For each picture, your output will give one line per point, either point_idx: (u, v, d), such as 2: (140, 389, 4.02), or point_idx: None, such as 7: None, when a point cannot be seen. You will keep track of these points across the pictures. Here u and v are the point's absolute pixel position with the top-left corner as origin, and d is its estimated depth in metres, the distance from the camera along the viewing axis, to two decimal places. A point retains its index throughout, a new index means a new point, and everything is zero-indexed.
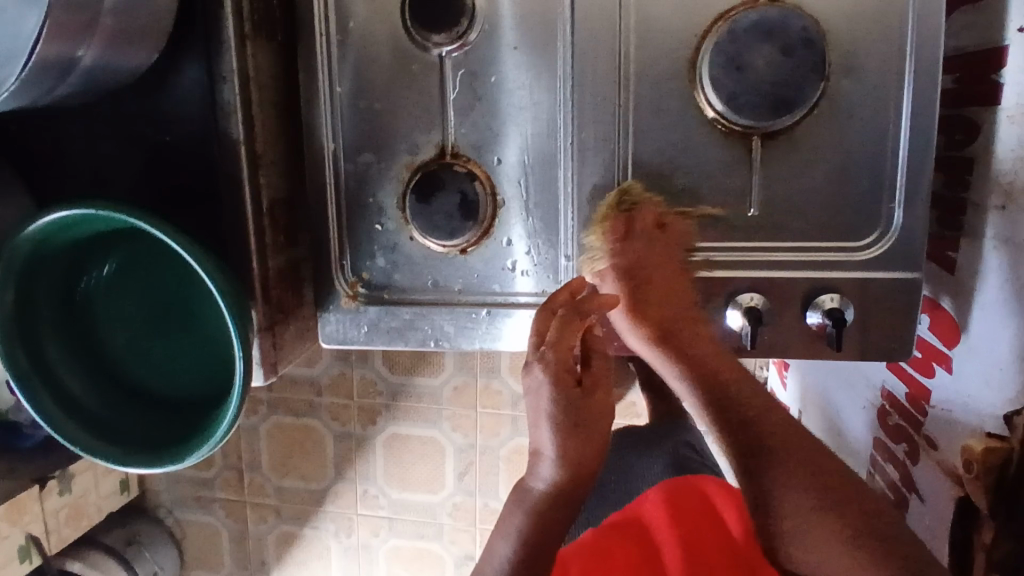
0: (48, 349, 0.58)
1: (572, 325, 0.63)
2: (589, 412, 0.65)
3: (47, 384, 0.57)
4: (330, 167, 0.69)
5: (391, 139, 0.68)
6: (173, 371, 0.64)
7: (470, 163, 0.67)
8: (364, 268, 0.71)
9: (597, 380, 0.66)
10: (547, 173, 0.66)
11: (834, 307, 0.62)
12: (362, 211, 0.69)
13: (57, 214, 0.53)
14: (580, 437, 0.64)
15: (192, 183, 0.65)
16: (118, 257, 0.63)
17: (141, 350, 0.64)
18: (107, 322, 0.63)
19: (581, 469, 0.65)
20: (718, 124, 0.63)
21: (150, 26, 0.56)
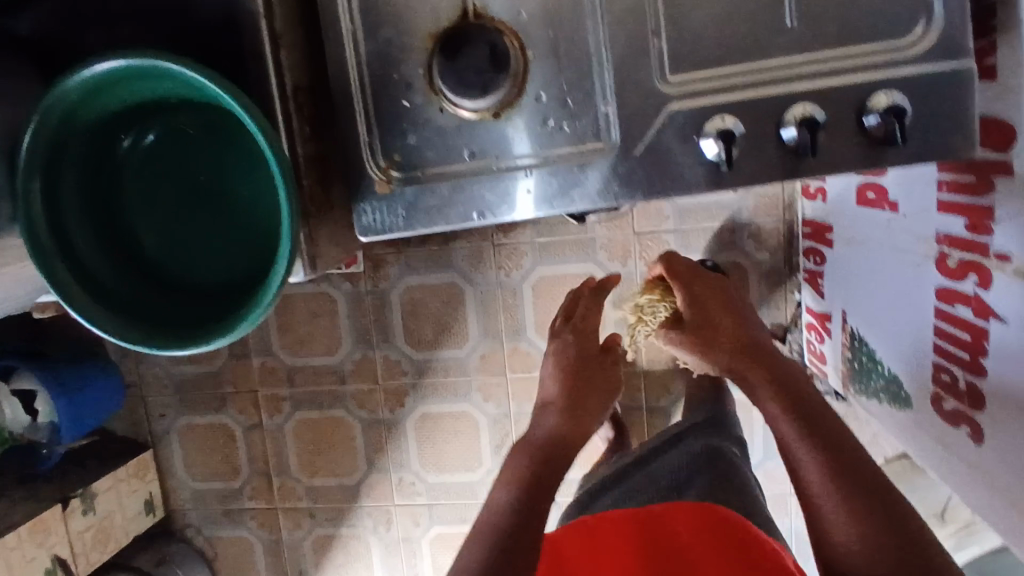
0: (71, 216, 0.57)
1: None
2: (599, 374, 1.00)
3: (64, 252, 0.56)
4: (350, 48, 0.67)
5: (409, 9, 0.66)
6: (198, 252, 0.65)
7: (494, 21, 0.65)
8: (395, 150, 0.68)
9: (610, 367, 1.02)
10: (573, 19, 0.64)
11: (889, 104, 0.60)
12: (387, 89, 0.67)
13: (100, 66, 0.52)
14: (570, 406, 0.94)
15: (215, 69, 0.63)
16: (157, 127, 0.64)
17: (176, 236, 0.64)
18: (136, 197, 0.64)
19: (576, 425, 0.92)
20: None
21: None
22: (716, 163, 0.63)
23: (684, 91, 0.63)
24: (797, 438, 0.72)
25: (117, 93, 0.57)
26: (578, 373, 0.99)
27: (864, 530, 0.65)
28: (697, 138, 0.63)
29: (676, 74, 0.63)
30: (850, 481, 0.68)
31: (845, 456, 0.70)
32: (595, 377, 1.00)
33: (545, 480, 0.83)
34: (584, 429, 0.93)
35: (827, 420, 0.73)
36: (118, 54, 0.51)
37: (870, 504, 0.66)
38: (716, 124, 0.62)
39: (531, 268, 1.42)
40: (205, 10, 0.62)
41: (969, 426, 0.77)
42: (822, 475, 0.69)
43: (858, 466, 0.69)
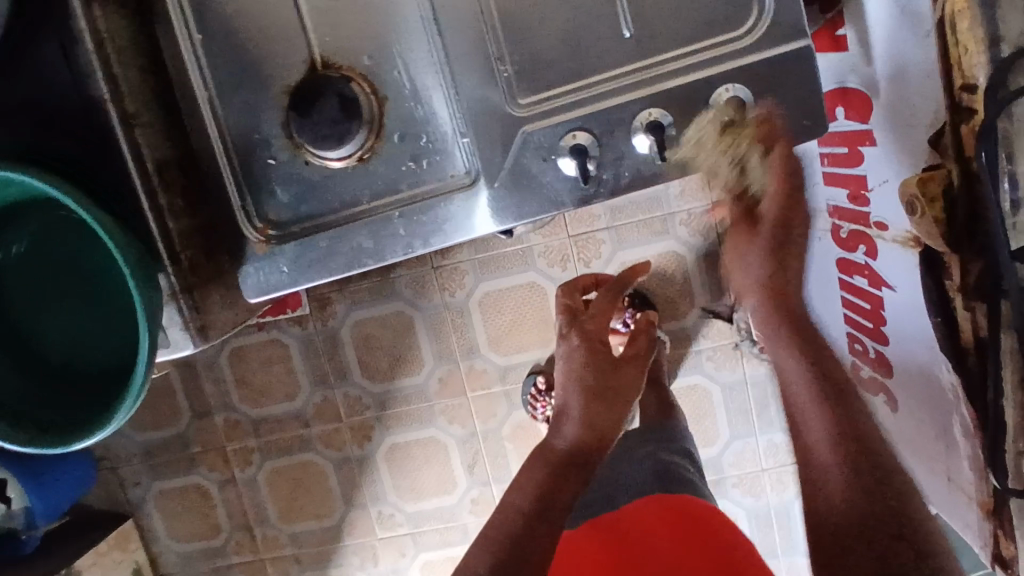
0: None
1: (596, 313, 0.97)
2: (618, 382, 0.93)
3: None
4: (208, 116, 0.67)
5: (260, 69, 0.67)
6: (93, 345, 0.64)
7: (343, 70, 0.66)
8: (269, 210, 0.68)
9: (620, 372, 0.94)
10: (420, 59, 0.65)
11: (730, 98, 0.61)
12: (251, 150, 0.68)
13: None
14: (598, 398, 0.91)
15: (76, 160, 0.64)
16: (29, 227, 0.63)
17: (64, 334, 0.64)
18: (18, 304, 0.63)
19: (597, 433, 0.90)
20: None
21: None
22: (576, 178, 0.64)
23: (534, 112, 0.64)
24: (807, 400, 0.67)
25: None
26: (599, 381, 0.92)
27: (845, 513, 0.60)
28: (554, 158, 0.64)
29: (526, 99, 0.64)
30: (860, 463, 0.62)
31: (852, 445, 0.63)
32: (608, 384, 0.92)
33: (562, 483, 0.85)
34: (604, 434, 0.91)
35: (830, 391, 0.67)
36: None
37: (880, 502, 0.59)
38: (569, 139, 0.63)
39: (474, 286, 1.42)
40: (58, 103, 0.63)
41: (885, 394, 0.77)
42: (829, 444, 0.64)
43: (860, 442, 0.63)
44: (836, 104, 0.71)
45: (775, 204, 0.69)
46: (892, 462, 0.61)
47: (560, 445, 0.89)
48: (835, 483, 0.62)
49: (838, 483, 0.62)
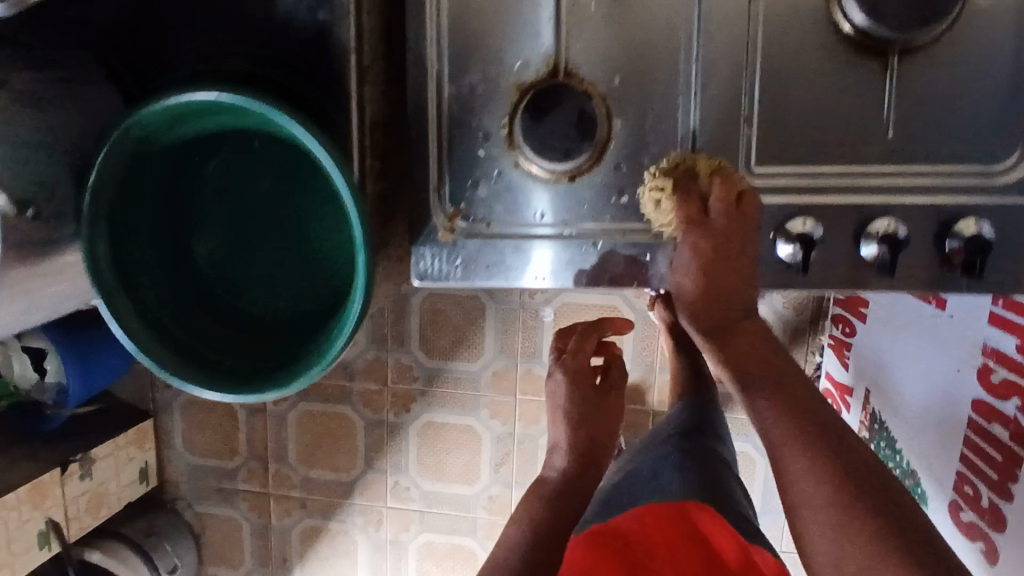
0: (134, 250, 0.58)
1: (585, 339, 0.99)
2: (601, 408, 0.96)
3: (128, 293, 0.56)
4: (432, 89, 0.66)
5: (499, 60, 0.65)
6: (270, 281, 0.67)
7: (583, 84, 0.63)
8: (463, 199, 0.67)
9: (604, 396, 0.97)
10: (664, 94, 0.63)
11: (974, 234, 0.59)
12: (465, 133, 0.66)
13: (183, 101, 0.51)
14: (587, 429, 0.94)
15: (303, 96, 0.62)
16: (224, 151, 0.65)
17: (242, 266, 0.66)
18: (206, 224, 0.66)
19: (586, 463, 0.92)
20: (839, 19, 0.60)
21: None
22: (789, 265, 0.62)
23: (769, 184, 0.62)
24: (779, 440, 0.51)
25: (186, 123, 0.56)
26: (584, 409, 0.94)
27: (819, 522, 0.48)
28: (775, 237, 0.62)
29: (761, 165, 0.62)
30: (820, 450, 0.49)
31: (811, 416, 0.52)
32: (596, 412, 0.95)
33: (559, 517, 0.87)
34: (593, 461, 0.93)
35: (766, 347, 0.56)
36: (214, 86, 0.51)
37: (874, 510, 0.47)
38: (798, 224, 0.61)
39: (556, 293, 1.41)
40: (296, 48, 0.62)
41: (984, 543, 0.77)
42: (800, 470, 0.49)
43: (827, 424, 0.51)
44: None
45: (693, 259, 0.56)
46: (876, 471, 0.49)
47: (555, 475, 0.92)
48: (813, 497, 0.48)
49: (805, 495, 0.49)
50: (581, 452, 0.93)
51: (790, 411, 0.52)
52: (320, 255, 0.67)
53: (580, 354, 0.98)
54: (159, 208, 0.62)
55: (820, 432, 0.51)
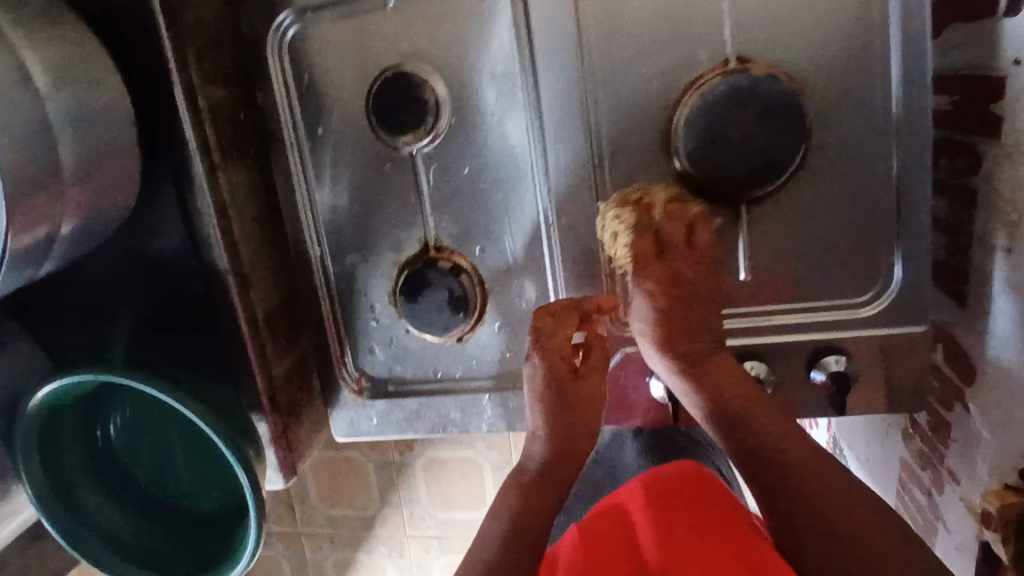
0: (79, 492, 0.63)
1: (566, 319, 0.63)
2: (580, 404, 0.64)
3: (89, 529, 0.62)
4: (319, 272, 0.70)
5: (375, 237, 0.68)
6: (209, 486, 0.68)
7: (453, 255, 0.67)
8: (366, 363, 0.72)
9: (587, 386, 0.64)
10: (532, 257, 0.66)
11: (838, 369, 0.62)
12: (355, 307, 0.70)
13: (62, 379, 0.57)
14: (566, 419, 0.64)
15: (183, 307, 0.64)
16: (130, 393, 0.66)
17: (181, 481, 0.68)
18: (135, 456, 0.67)
19: (568, 458, 0.64)
20: (680, 178, 0.61)
21: (121, 172, 0.53)
22: (664, 400, 0.67)
23: None
24: (739, 391, 0.56)
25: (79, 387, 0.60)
26: (563, 395, 0.63)
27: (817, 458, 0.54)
28: (648, 374, 0.67)
29: (629, 316, 0.66)
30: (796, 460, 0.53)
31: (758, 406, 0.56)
32: (575, 402, 0.63)
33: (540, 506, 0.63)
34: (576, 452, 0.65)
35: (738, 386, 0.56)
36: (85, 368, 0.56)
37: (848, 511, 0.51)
38: None
39: None
40: (166, 271, 0.63)
41: None
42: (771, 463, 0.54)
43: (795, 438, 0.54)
44: (936, 342, 0.72)
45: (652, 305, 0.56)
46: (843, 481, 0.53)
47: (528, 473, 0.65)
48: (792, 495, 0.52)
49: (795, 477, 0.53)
50: (560, 443, 0.64)
51: (737, 391, 0.56)
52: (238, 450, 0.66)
53: (554, 347, 0.63)
54: (89, 454, 0.65)
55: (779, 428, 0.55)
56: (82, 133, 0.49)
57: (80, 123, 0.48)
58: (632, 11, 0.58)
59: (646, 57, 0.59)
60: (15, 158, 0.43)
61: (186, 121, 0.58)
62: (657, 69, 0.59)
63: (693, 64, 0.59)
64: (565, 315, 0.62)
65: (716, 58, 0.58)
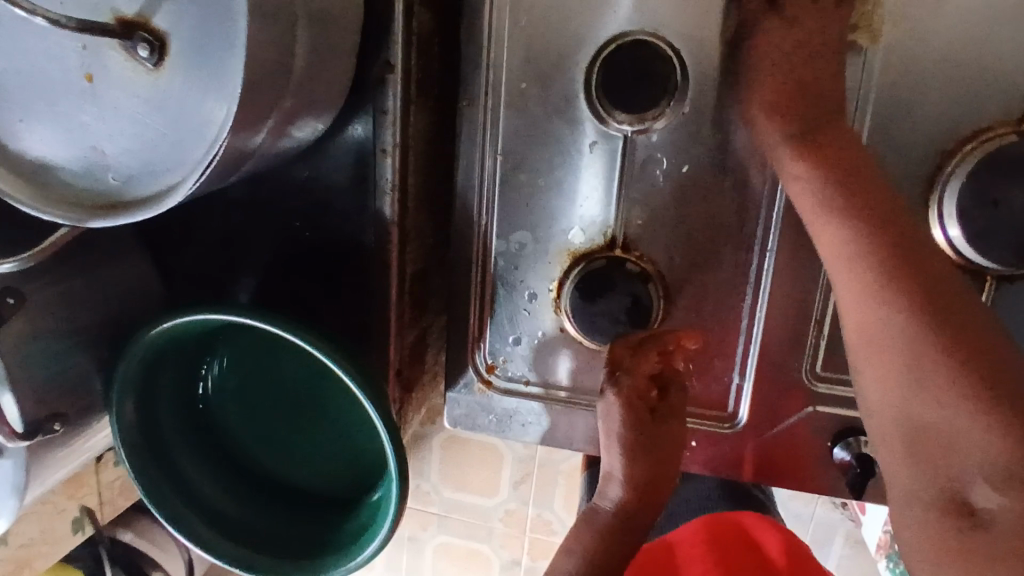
0: (176, 451, 0.56)
1: (647, 355, 0.56)
2: (661, 441, 0.59)
3: (186, 499, 0.55)
4: (478, 243, 0.61)
5: (553, 219, 0.60)
6: (317, 462, 0.60)
7: (642, 260, 0.59)
8: (501, 354, 0.64)
9: (666, 425, 0.59)
10: (730, 280, 0.58)
11: None
12: (509, 290, 0.62)
13: (190, 318, 0.49)
14: (649, 459, 0.59)
15: (332, 256, 0.55)
16: (238, 345, 0.58)
17: (287, 452, 0.60)
18: (237, 417, 0.60)
19: (652, 495, 0.60)
20: (936, 229, 0.53)
21: (330, 91, 0.44)
22: (836, 468, 0.60)
23: (831, 394, 0.59)
24: (815, 211, 0.46)
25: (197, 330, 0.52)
26: (645, 437, 0.58)
27: (885, 369, 0.40)
28: (831, 445, 0.60)
29: (826, 372, 0.58)
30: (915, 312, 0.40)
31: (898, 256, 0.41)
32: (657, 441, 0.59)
33: (616, 548, 0.60)
34: (660, 488, 0.60)
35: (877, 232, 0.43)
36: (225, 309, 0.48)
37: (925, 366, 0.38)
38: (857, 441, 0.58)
39: None
40: (326, 211, 0.54)
41: None
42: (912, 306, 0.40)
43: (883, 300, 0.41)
44: None
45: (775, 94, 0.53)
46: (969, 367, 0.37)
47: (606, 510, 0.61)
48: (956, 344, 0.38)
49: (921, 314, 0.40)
50: (642, 481, 0.59)
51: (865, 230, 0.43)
52: (355, 425, 0.59)
53: (632, 385, 0.56)
54: (187, 410, 0.58)
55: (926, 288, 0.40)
56: (318, 36, 0.39)
57: (320, 21, 0.39)
58: (938, 36, 0.50)
59: (942, 91, 0.51)
60: (255, 52, 0.34)
61: (398, 44, 0.49)
62: (951, 109, 0.51)
63: (987, 114, 0.51)
64: (648, 344, 0.56)
65: (1013, 111, 0.51)
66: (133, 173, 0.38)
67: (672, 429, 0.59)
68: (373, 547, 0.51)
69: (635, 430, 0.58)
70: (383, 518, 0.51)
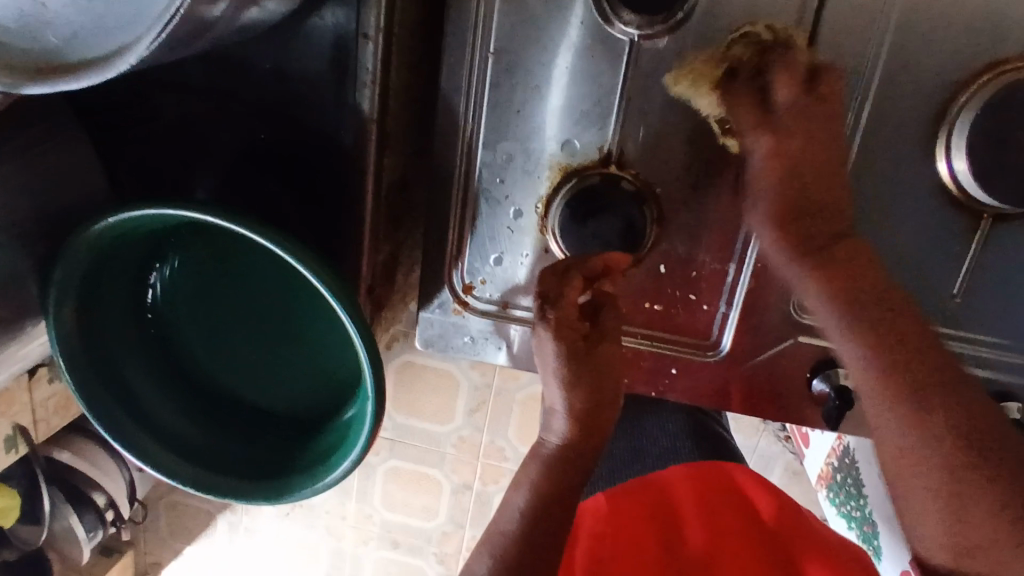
0: (120, 359, 0.52)
1: (571, 281, 0.53)
2: (599, 371, 0.57)
3: (130, 412, 0.51)
4: (462, 152, 0.57)
5: (545, 130, 0.55)
6: (275, 380, 0.56)
7: (638, 180, 0.55)
8: (479, 274, 0.60)
9: (602, 352, 0.57)
10: (728, 205, 0.56)
11: None
12: (492, 206, 0.58)
13: (137, 215, 0.42)
14: (589, 387, 0.57)
15: (300, 155, 0.49)
16: (192, 248, 0.53)
17: (241, 366, 0.56)
18: (188, 326, 0.55)
19: (595, 426, 0.59)
20: (944, 168, 0.53)
21: None
22: (813, 399, 0.60)
23: (816, 326, 0.58)
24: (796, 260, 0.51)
25: (144, 228, 0.46)
26: (581, 369, 0.56)
27: (897, 426, 0.47)
28: (811, 376, 0.59)
29: None
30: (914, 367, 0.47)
31: (892, 322, 0.48)
32: (597, 369, 0.57)
33: (561, 485, 0.59)
34: (602, 414, 0.58)
35: (866, 276, 0.49)
36: (178, 205, 0.42)
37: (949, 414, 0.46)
38: (839, 374, 0.57)
39: None
40: (296, 103, 0.48)
41: None
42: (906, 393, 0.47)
43: (905, 331, 0.48)
44: None
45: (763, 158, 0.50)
46: (968, 398, 0.46)
47: (550, 447, 0.60)
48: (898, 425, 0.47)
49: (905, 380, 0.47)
50: (584, 414, 0.58)
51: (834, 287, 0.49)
52: (320, 341, 0.55)
53: (563, 309, 0.54)
54: (131, 316, 0.53)
55: (908, 355, 0.47)
56: None
57: None
58: None
59: (969, 16, 0.49)
60: None
61: None
62: (975, 36, 0.50)
63: (1011, 43, 0.50)
64: (579, 263, 0.53)
65: None
66: (77, 29, 0.33)
67: (609, 351, 0.57)
68: (344, 469, 0.48)
69: (568, 359, 0.56)
70: (354, 439, 0.48)
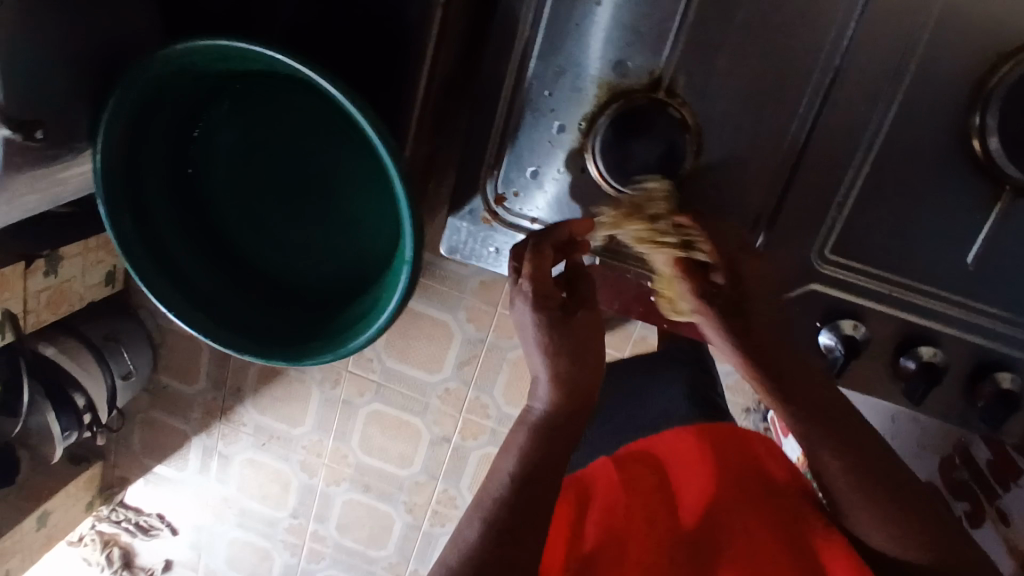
0: (154, 204, 0.54)
1: (543, 254, 0.56)
2: (583, 339, 0.58)
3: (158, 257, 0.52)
4: (513, 59, 0.57)
5: (598, 47, 0.56)
6: (300, 257, 0.60)
7: (683, 108, 0.57)
8: (513, 185, 0.61)
9: (581, 319, 0.58)
10: (766, 147, 0.57)
11: (933, 362, 0.58)
12: (536, 118, 0.59)
13: (201, 46, 0.43)
14: (574, 355, 0.57)
15: (360, 27, 0.50)
16: (238, 111, 0.56)
17: (269, 236, 0.60)
18: (223, 188, 0.58)
19: (582, 394, 0.57)
20: (974, 138, 0.54)
21: None
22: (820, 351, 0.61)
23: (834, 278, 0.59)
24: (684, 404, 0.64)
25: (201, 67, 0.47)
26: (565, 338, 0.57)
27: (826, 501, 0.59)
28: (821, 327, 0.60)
29: (834, 254, 0.59)
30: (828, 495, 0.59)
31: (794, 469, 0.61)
32: (583, 339, 0.58)
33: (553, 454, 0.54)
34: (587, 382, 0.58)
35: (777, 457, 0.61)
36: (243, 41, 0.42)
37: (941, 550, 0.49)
38: (848, 326, 0.59)
39: None
40: None
41: None
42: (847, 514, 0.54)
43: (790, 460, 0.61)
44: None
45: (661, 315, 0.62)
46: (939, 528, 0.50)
47: (536, 412, 0.57)
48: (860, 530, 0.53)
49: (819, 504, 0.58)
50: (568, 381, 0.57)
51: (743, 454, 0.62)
52: (351, 220, 0.59)
53: (540, 280, 0.56)
54: (170, 166, 0.55)
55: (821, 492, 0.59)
56: None
57: None
58: None
59: None
60: None
61: None
62: None
63: None
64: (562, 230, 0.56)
65: None
66: None
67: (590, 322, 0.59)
68: (367, 336, 0.49)
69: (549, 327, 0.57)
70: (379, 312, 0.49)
